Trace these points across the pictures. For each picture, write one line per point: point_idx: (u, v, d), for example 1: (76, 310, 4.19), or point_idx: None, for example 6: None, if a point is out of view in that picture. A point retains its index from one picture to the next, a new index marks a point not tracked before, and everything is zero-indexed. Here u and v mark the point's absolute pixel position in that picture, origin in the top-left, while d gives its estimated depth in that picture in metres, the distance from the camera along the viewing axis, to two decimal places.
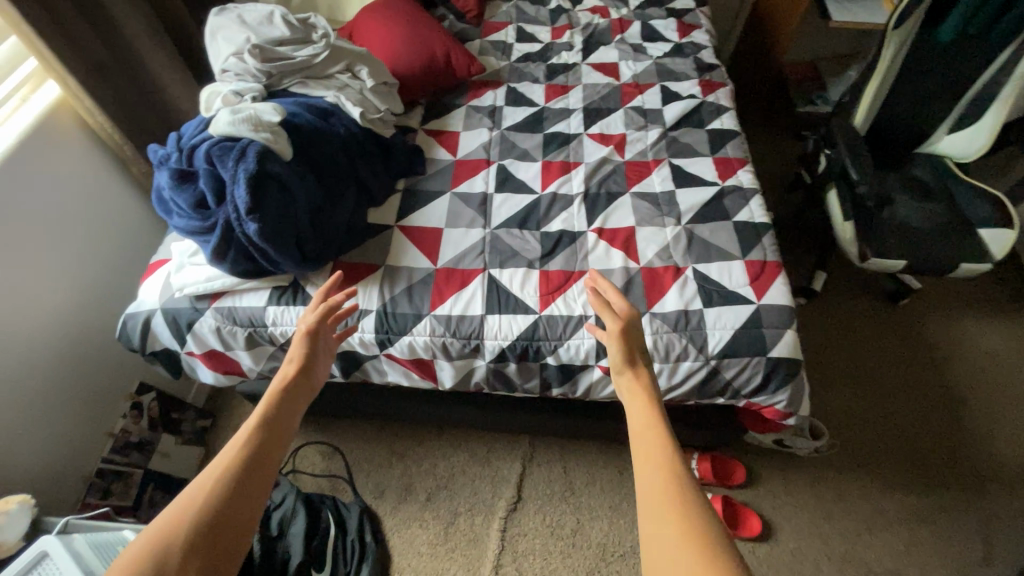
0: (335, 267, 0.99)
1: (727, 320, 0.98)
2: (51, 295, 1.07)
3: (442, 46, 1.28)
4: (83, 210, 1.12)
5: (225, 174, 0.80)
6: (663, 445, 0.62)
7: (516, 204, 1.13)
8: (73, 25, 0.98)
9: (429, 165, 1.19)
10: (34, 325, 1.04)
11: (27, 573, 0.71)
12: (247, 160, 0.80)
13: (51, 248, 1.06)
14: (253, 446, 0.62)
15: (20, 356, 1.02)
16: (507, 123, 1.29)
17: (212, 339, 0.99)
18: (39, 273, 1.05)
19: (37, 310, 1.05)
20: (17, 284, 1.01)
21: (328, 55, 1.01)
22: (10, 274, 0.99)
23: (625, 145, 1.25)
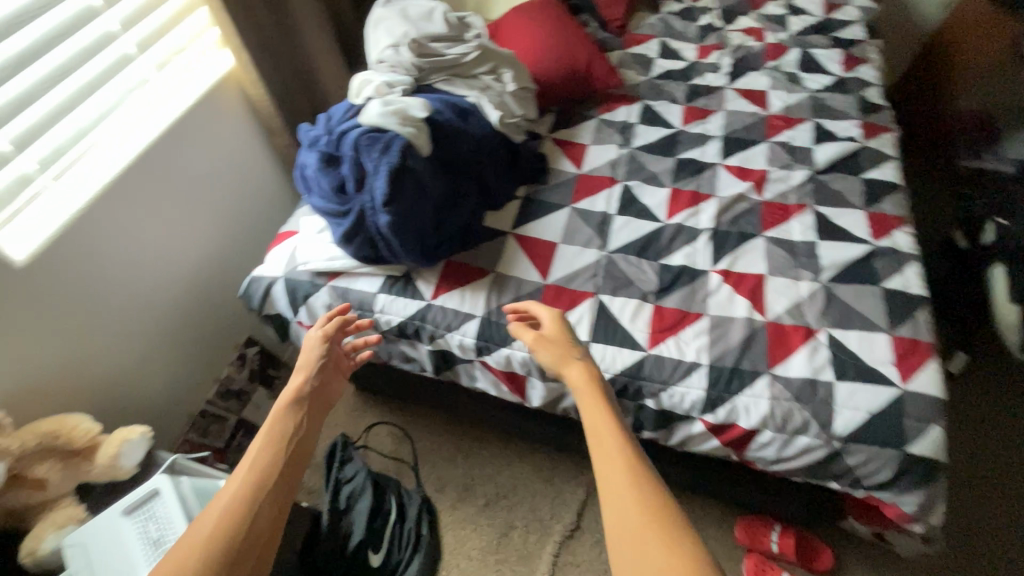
0: (447, 266, 1.00)
1: (861, 400, 0.87)
2: (192, 245, 1.17)
3: (586, 56, 1.25)
4: (230, 172, 1.21)
5: (369, 164, 0.81)
6: (621, 452, 0.60)
7: (636, 230, 1.07)
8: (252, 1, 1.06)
9: (552, 176, 1.16)
10: (174, 271, 1.14)
11: (140, 506, 0.77)
12: (391, 153, 0.81)
13: (199, 203, 1.16)
14: (270, 462, 0.65)
15: (159, 296, 1.12)
16: (638, 142, 1.23)
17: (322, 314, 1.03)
18: (185, 224, 1.14)
19: (179, 258, 1.15)
20: (167, 231, 1.11)
21: (477, 56, 1.01)
22: (162, 222, 1.09)
23: (765, 183, 1.15)
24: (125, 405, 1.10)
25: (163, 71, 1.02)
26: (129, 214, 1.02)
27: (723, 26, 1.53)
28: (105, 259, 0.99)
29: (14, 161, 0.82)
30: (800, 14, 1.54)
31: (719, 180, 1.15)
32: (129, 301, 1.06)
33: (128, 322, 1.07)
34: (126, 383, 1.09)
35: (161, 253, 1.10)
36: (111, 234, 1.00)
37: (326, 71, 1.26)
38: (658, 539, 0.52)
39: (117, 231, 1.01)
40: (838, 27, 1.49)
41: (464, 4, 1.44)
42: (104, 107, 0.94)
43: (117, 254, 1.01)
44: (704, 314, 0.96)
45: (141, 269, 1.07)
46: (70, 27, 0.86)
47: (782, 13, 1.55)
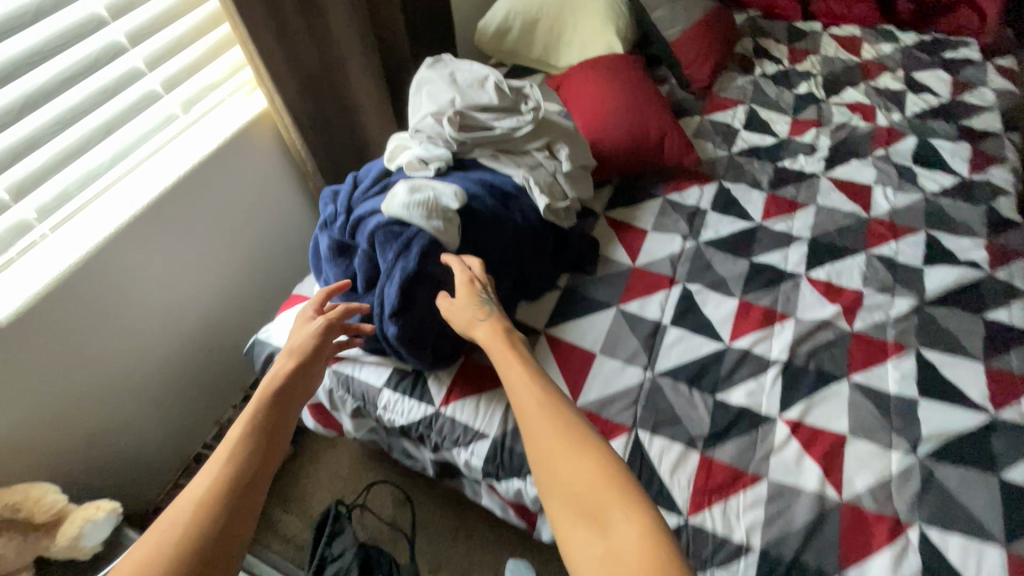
0: (464, 369, 0.86)
1: None
2: (209, 289, 1.08)
3: (660, 126, 1.08)
4: (259, 215, 1.13)
5: (381, 265, 0.69)
6: (538, 399, 0.54)
7: (692, 349, 0.91)
8: (294, 33, 0.99)
9: (601, 265, 1.01)
10: (186, 317, 1.06)
11: None
12: (408, 257, 0.68)
13: (221, 246, 1.07)
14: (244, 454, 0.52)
15: (166, 345, 1.03)
16: (707, 234, 1.06)
17: (323, 397, 0.92)
18: (204, 266, 1.06)
19: (190, 303, 1.06)
20: (182, 276, 1.02)
21: (531, 130, 0.87)
22: (179, 267, 1.01)
23: (858, 309, 0.95)
24: (119, 463, 1.00)
25: (190, 107, 0.95)
26: (141, 260, 0.94)
27: (825, 96, 1.33)
28: (108, 308, 0.91)
29: (10, 209, 0.76)
30: (921, 92, 1.32)
31: (799, 297, 0.97)
32: (133, 353, 0.97)
33: (128, 375, 0.97)
34: (120, 438, 1.00)
35: (172, 299, 1.02)
36: (117, 282, 0.91)
37: (370, 112, 1.16)
38: (583, 466, 0.48)
39: (126, 278, 0.92)
40: (968, 113, 1.26)
41: (531, 45, 1.31)
42: (120, 147, 0.88)
43: (122, 303, 0.93)
44: (763, 478, 0.78)
45: (148, 317, 0.98)
46: (87, 67, 0.79)
47: (899, 88, 1.33)
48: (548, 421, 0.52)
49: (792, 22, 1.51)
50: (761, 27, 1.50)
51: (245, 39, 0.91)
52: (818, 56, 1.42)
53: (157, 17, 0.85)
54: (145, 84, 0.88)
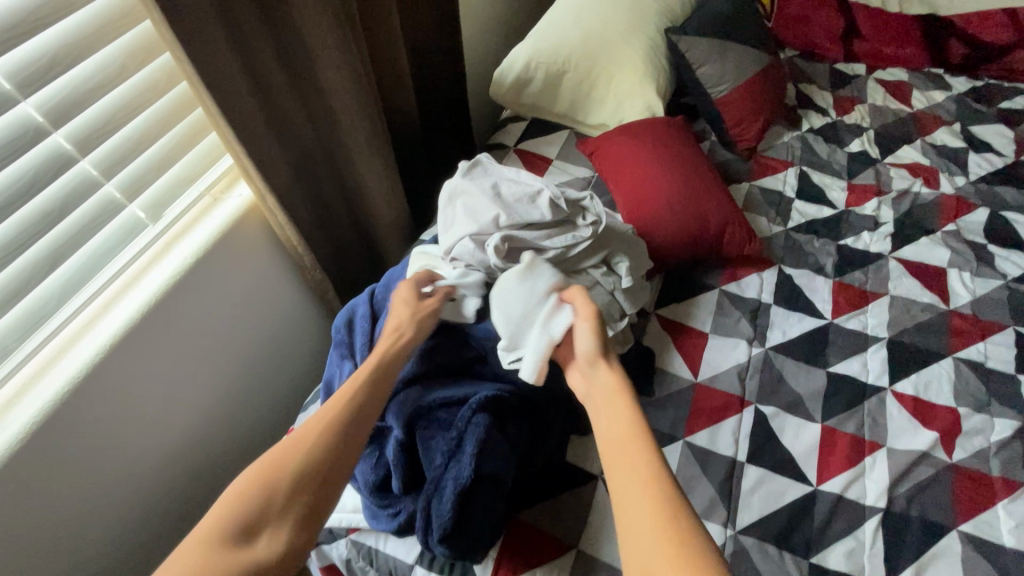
0: (514, 539, 0.71)
1: None
2: (202, 420, 0.88)
3: (718, 213, 0.94)
4: (256, 319, 0.93)
5: (426, 469, 0.54)
6: (625, 435, 0.50)
7: (776, 494, 0.77)
8: (282, 106, 0.81)
9: (660, 382, 0.87)
10: (176, 465, 0.85)
11: None
12: (460, 461, 0.53)
13: (214, 366, 0.88)
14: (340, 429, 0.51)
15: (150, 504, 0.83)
16: (773, 337, 0.93)
17: (339, 565, 0.76)
18: (197, 394, 0.86)
19: (179, 446, 0.85)
20: (167, 419, 0.81)
21: (588, 246, 0.71)
22: (167, 403, 0.81)
23: (956, 434, 0.83)
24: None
25: (157, 210, 0.77)
26: (113, 414, 0.74)
27: (879, 155, 1.20)
28: (73, 479, 0.71)
29: None
30: (983, 150, 1.20)
31: (886, 420, 0.85)
32: (107, 524, 0.77)
33: (99, 553, 0.78)
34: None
35: (156, 448, 0.81)
36: (85, 450, 0.71)
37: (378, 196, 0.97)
38: (659, 527, 0.43)
39: (97, 441, 0.72)
40: None
41: (556, 100, 1.14)
42: (69, 275, 0.69)
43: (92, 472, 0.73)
44: None
45: (130, 474, 0.78)
46: (20, 192, 0.60)
47: (959, 146, 1.21)
48: (626, 447, 0.49)
49: (833, 65, 1.38)
50: (801, 71, 1.36)
51: (224, 130, 0.73)
52: (865, 106, 1.29)
53: (111, 112, 0.66)
54: (103, 192, 0.70)
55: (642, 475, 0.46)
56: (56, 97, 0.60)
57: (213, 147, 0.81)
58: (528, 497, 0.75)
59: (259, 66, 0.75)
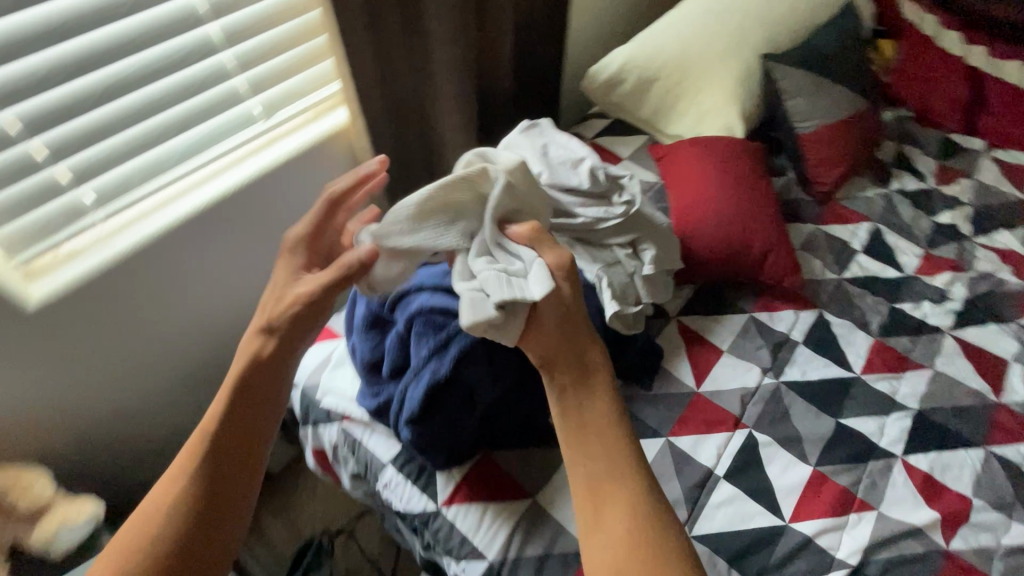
0: (477, 470, 0.77)
1: None
2: (253, 299, 1.01)
3: (765, 239, 0.94)
4: None
5: (413, 358, 0.62)
6: (600, 443, 0.55)
7: (743, 518, 0.77)
8: (393, 48, 0.93)
9: (660, 382, 0.89)
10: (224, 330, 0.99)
11: None
12: (443, 359, 0.61)
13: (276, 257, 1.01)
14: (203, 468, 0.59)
15: (198, 356, 0.97)
16: (790, 373, 0.91)
17: (327, 448, 0.85)
18: (256, 275, 0.99)
19: (233, 315, 0.99)
20: (228, 287, 0.95)
21: (617, 224, 0.76)
22: (230, 273, 0.95)
23: (961, 523, 0.78)
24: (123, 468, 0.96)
25: (270, 111, 0.91)
26: (190, 265, 0.88)
27: (969, 232, 1.13)
28: (144, 306, 0.85)
29: (69, 191, 0.74)
30: None
31: (887, 486, 0.81)
32: (158, 356, 0.91)
33: (148, 381, 0.92)
34: (132, 441, 0.95)
35: (212, 308, 0.95)
36: (162, 287, 0.86)
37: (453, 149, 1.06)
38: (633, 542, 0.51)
39: (172, 283, 0.87)
40: None
41: (641, 104, 1.18)
42: (190, 143, 0.84)
43: (162, 308, 0.87)
44: None
45: (187, 320, 0.92)
46: (173, 61, 0.75)
47: None
48: (601, 454, 0.55)
49: (946, 135, 1.31)
50: (908, 133, 1.30)
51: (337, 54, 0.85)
52: (970, 181, 1.21)
53: (255, 17, 0.80)
54: (233, 83, 0.84)
55: (619, 491, 0.53)
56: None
57: (329, 72, 0.95)
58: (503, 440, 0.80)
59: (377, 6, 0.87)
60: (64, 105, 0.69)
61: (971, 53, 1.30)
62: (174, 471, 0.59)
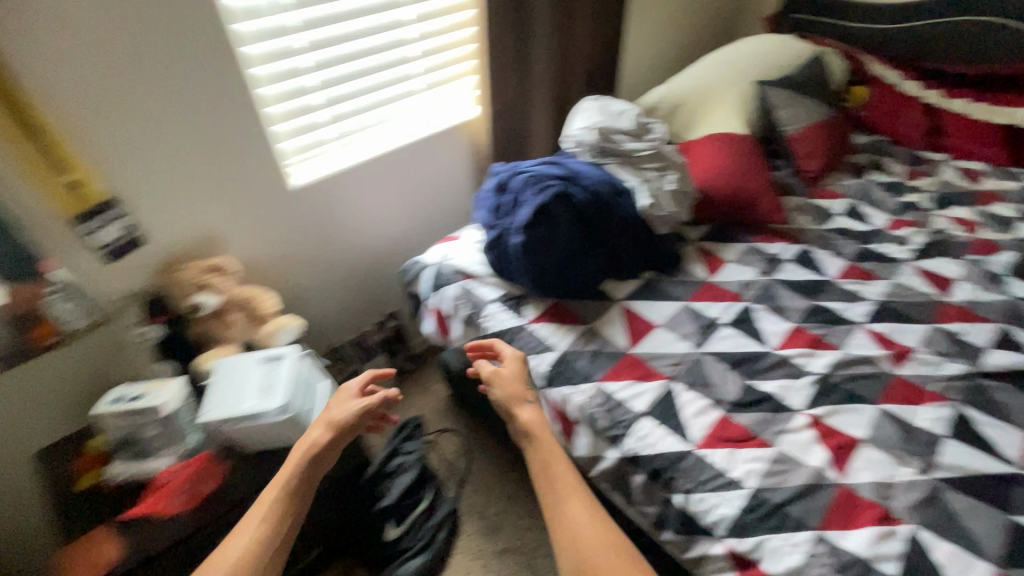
0: (552, 305, 1.16)
1: (888, 550, 0.79)
2: (395, 223, 1.51)
3: (757, 188, 1.34)
4: (438, 180, 1.55)
5: (533, 188, 1.10)
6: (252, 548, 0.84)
7: (739, 345, 1.09)
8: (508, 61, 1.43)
9: (680, 273, 1.26)
10: (376, 249, 1.50)
11: (274, 357, 1.05)
12: (548, 176, 1.11)
13: (408, 193, 1.50)
14: (274, 509, 0.88)
15: (371, 242, 1.48)
16: (780, 275, 1.25)
17: (446, 303, 1.25)
18: (399, 206, 1.50)
19: (394, 223, 1.51)
20: (402, 200, 1.50)
21: (650, 154, 1.21)
22: (383, 195, 1.44)
23: (907, 358, 1.06)
24: (306, 306, 1.42)
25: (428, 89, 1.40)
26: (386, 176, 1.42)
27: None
28: (337, 208, 1.35)
29: (318, 112, 1.22)
30: None
31: (851, 338, 1.10)
32: (338, 243, 1.40)
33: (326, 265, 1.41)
34: (310, 297, 1.43)
35: (370, 223, 1.45)
36: (360, 188, 1.38)
37: (537, 125, 1.56)
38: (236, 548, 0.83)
39: (350, 190, 1.36)
40: None
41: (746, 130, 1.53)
42: (381, 101, 1.33)
43: (363, 200, 1.40)
44: (771, 445, 0.92)
45: (352, 223, 1.41)
46: (380, 50, 1.24)
47: None
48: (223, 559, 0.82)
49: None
50: (883, 150, 1.69)
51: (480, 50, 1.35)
52: None
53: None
54: (411, 67, 1.35)
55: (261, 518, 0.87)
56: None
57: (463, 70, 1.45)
58: (590, 259, 1.17)
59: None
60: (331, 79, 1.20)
61: (926, 94, 1.70)
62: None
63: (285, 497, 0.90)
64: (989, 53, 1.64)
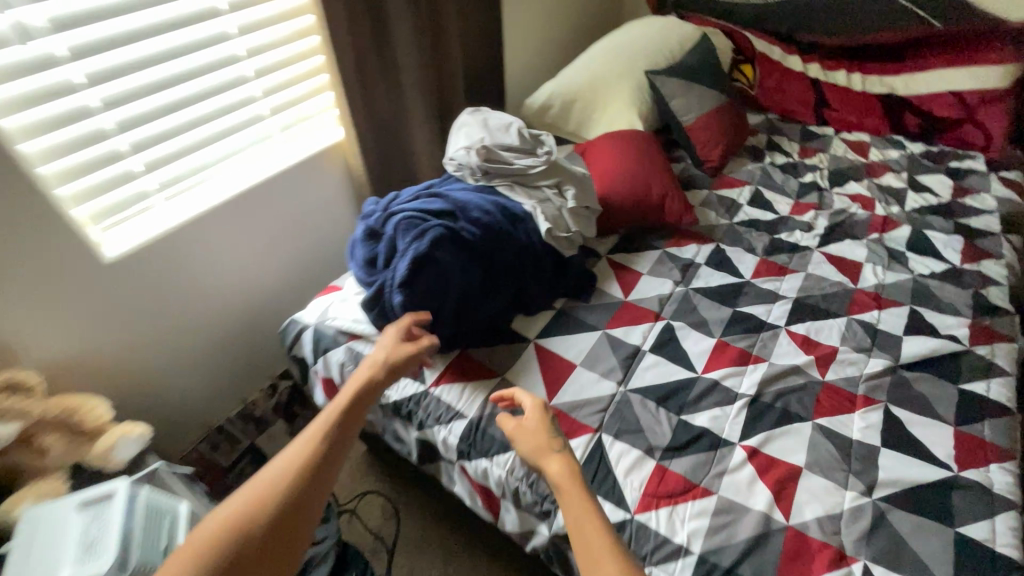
0: (455, 359, 0.99)
1: None
2: (265, 273, 1.27)
3: (663, 190, 1.25)
4: (310, 215, 1.32)
5: (410, 235, 0.92)
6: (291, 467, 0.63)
7: (665, 374, 0.99)
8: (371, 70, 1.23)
9: (594, 295, 1.14)
10: (245, 306, 1.26)
11: (98, 499, 0.81)
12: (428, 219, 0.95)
13: (274, 236, 1.26)
14: (312, 450, 0.66)
15: (237, 300, 1.23)
16: (697, 283, 1.17)
17: (335, 371, 1.05)
18: (266, 251, 1.26)
19: (263, 275, 1.27)
20: (269, 246, 1.25)
21: (544, 169, 1.06)
22: (241, 244, 1.19)
23: (831, 361, 1.01)
24: (163, 391, 1.16)
25: (276, 112, 1.16)
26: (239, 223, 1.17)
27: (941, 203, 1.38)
28: (179, 270, 1.09)
29: (126, 159, 0.96)
30: (923, 192, 1.42)
31: (775, 346, 1.04)
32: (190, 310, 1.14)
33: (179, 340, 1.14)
34: (166, 381, 1.16)
35: (230, 278, 1.20)
36: (208, 242, 1.13)
37: (418, 139, 1.37)
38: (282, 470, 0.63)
39: (192, 246, 1.10)
40: (968, 214, 1.34)
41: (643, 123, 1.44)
42: (215, 134, 1.07)
43: (216, 253, 1.15)
44: (713, 492, 0.83)
45: (205, 282, 1.15)
46: (197, 72, 0.99)
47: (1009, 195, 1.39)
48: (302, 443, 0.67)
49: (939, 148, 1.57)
50: (777, 127, 1.67)
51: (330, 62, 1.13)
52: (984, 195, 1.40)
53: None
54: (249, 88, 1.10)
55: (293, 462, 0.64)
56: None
57: (317, 85, 1.22)
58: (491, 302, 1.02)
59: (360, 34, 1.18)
60: (135, 117, 0.94)
61: (808, 68, 1.70)
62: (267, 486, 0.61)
63: (325, 442, 0.67)
64: (852, 24, 1.69)
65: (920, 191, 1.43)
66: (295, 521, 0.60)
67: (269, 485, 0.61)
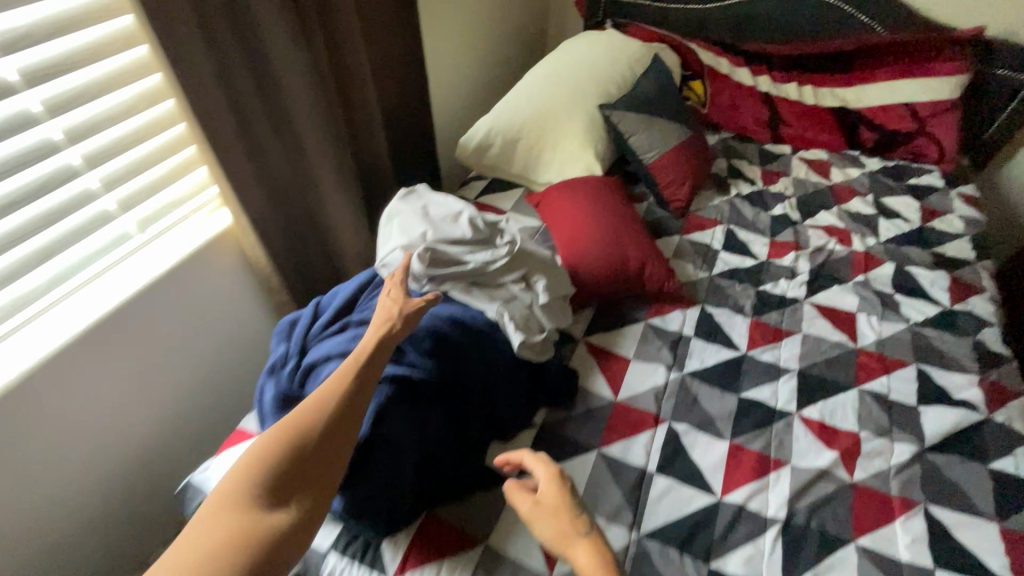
0: (421, 528, 0.76)
1: None
2: (149, 414, 0.96)
3: (639, 254, 1.07)
4: (202, 325, 1.01)
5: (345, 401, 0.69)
6: (289, 436, 0.61)
7: (682, 504, 0.81)
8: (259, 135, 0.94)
9: (579, 399, 0.94)
10: (124, 464, 0.93)
11: None
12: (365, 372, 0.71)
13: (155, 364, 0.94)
14: (310, 416, 0.63)
15: (111, 459, 0.91)
16: (691, 365, 1.01)
17: None
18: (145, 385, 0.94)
19: (144, 417, 0.95)
20: (145, 380, 0.93)
21: (505, 263, 0.84)
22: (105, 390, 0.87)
23: (856, 455, 0.88)
24: None
25: (129, 206, 0.85)
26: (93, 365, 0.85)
27: (913, 230, 1.31)
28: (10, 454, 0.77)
29: None
30: (893, 217, 1.34)
31: (793, 441, 0.90)
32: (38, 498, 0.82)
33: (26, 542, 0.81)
34: None
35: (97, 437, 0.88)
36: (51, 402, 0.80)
37: (335, 209, 1.09)
38: (280, 437, 0.61)
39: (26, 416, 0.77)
40: (941, 240, 1.28)
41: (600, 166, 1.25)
42: (35, 254, 0.76)
43: (68, 411, 0.82)
44: None
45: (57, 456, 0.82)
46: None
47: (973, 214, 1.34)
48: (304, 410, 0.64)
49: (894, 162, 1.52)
50: (733, 149, 1.55)
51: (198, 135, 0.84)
52: (951, 216, 1.34)
53: (85, 52, 0.73)
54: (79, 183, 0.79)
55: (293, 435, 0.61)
56: (48, 58, 0.70)
57: (184, 162, 0.91)
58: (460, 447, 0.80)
59: (237, 93, 0.88)
60: None
61: (758, 81, 1.58)
62: (265, 453, 0.60)
63: (322, 413, 0.63)
64: (792, 29, 1.60)
65: (888, 216, 1.35)
66: (316, 472, 0.61)
67: (269, 461, 0.59)
